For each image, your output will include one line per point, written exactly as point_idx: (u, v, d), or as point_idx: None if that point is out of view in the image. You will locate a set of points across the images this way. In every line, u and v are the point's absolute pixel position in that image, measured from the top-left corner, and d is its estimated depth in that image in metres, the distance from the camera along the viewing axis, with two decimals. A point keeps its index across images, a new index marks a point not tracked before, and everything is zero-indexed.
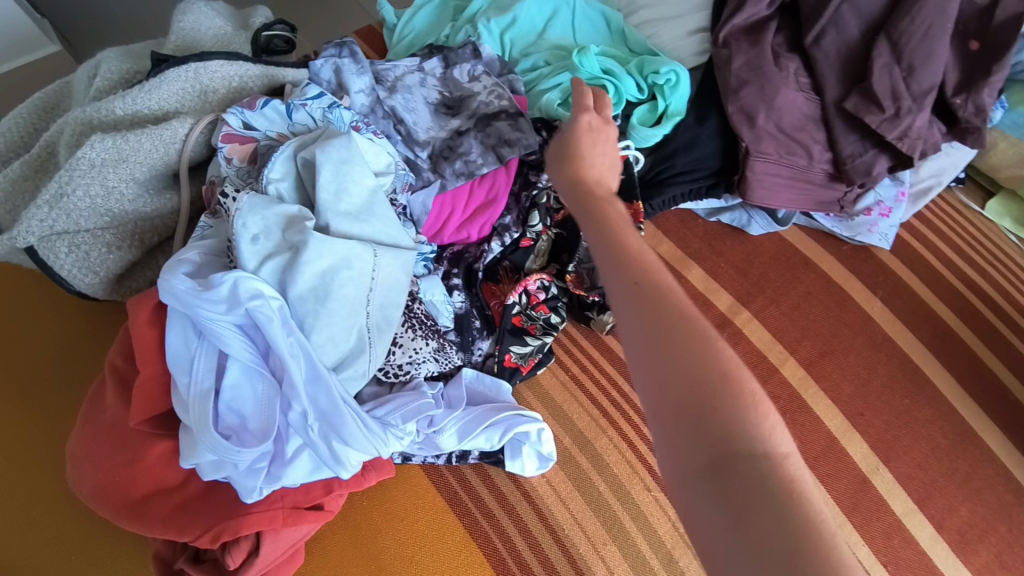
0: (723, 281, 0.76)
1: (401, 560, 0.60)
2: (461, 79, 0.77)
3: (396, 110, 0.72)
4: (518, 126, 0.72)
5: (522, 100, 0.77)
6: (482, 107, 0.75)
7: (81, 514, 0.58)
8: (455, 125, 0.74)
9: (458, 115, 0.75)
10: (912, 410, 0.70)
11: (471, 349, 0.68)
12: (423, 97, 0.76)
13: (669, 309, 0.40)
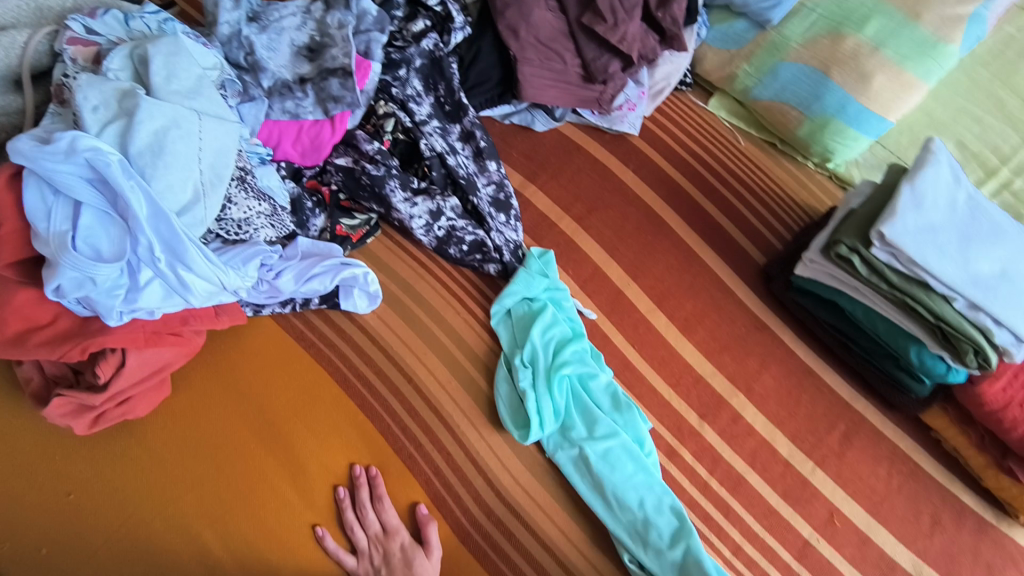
0: (515, 166, 0.98)
1: (257, 382, 0.76)
2: (331, 24, 0.83)
3: (254, 44, 0.80)
4: (347, 86, 0.81)
5: (366, 76, 0.83)
6: (328, 60, 0.81)
7: None
8: (303, 71, 0.82)
9: (310, 61, 0.82)
10: (652, 243, 0.95)
11: (307, 226, 0.84)
12: (291, 38, 0.83)
13: None
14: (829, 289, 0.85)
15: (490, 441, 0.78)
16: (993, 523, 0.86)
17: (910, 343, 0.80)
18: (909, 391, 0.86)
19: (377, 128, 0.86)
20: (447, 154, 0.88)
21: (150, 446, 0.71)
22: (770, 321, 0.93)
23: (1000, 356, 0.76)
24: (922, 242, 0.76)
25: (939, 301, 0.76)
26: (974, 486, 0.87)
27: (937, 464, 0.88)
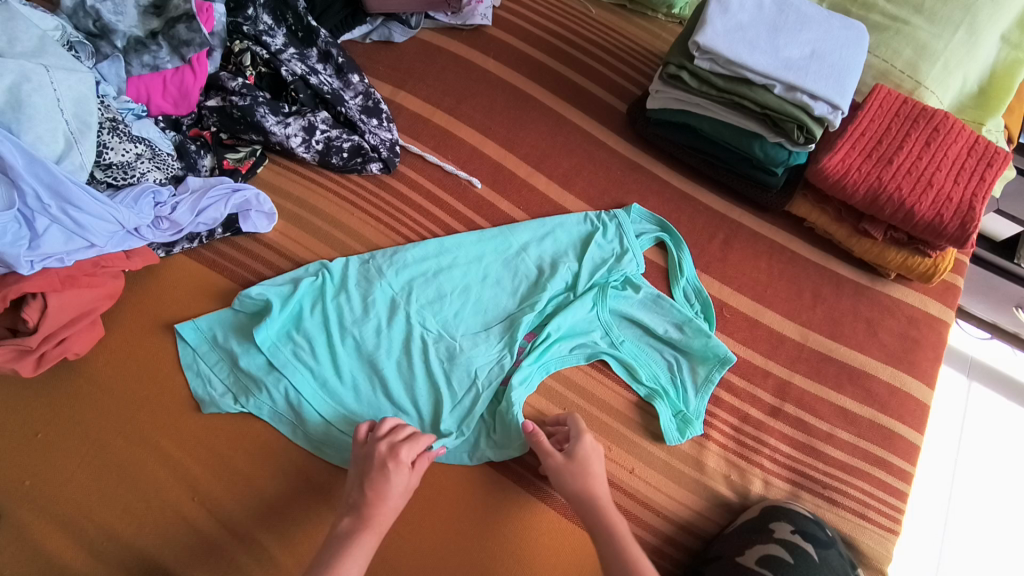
0: (382, 78, 1.06)
1: (182, 309, 0.85)
2: None
3: (99, 10, 0.85)
4: (193, 27, 0.87)
5: (210, 19, 0.90)
6: (172, 10, 0.88)
7: None
8: (152, 26, 0.88)
9: (157, 17, 0.88)
10: (521, 115, 1.03)
11: (197, 167, 0.91)
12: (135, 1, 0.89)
13: None
14: (677, 113, 0.93)
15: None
16: (867, 284, 0.95)
17: (751, 140, 0.88)
18: (767, 187, 0.95)
19: (239, 64, 0.96)
20: (308, 75, 0.96)
21: (94, 379, 0.79)
22: (642, 160, 1.02)
23: (823, 127, 0.84)
24: (733, 40, 0.83)
25: (761, 91, 0.84)
26: (848, 260, 0.97)
27: (811, 248, 0.98)
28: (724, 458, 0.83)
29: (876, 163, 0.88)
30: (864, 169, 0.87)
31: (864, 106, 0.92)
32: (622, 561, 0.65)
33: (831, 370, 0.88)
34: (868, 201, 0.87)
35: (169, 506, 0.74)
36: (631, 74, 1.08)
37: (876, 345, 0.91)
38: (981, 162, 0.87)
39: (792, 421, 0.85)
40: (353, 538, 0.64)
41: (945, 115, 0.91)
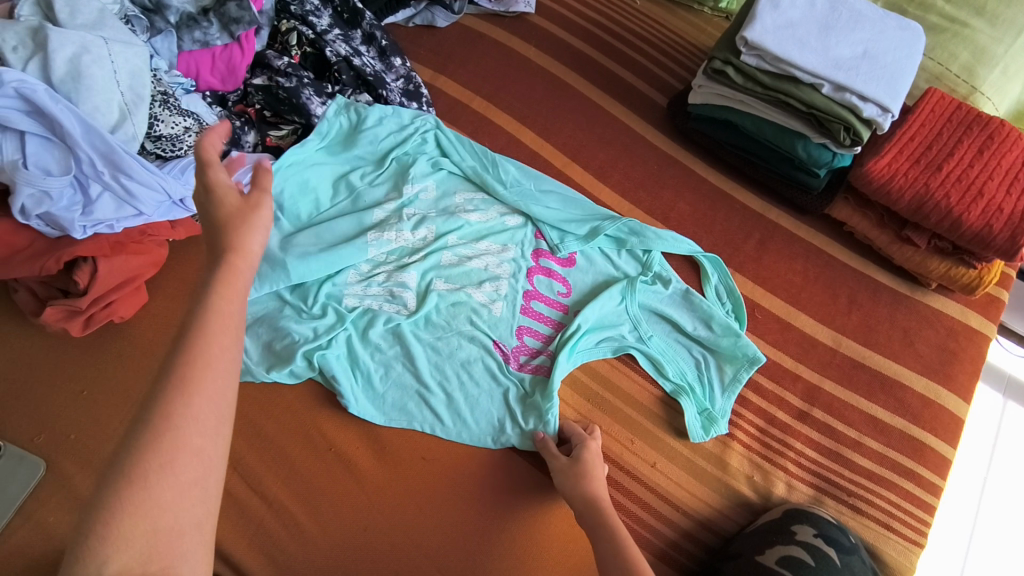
0: (423, 62, 1.06)
1: None
2: None
3: None
4: (242, 5, 0.90)
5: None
6: None
7: None
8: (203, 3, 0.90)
9: None
10: (560, 105, 1.03)
11: (241, 143, 0.93)
12: None
13: None
14: (720, 109, 0.91)
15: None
16: (906, 292, 0.93)
17: (796, 139, 0.87)
18: (808, 189, 0.93)
19: (285, 44, 0.97)
20: (352, 56, 0.98)
21: (138, 343, 0.83)
22: (680, 155, 1.01)
23: (870, 129, 0.82)
24: (782, 37, 0.82)
25: (809, 90, 0.82)
26: (888, 267, 0.95)
27: (850, 253, 0.96)
28: (748, 459, 0.83)
29: (924, 169, 0.85)
30: (911, 175, 0.85)
31: (915, 110, 0.90)
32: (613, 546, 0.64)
33: (863, 377, 0.87)
34: (913, 207, 0.85)
35: None
36: (673, 67, 1.07)
37: (912, 355, 0.89)
38: None
39: (819, 426, 0.84)
40: (214, 267, 0.47)
41: (1001, 124, 0.88)
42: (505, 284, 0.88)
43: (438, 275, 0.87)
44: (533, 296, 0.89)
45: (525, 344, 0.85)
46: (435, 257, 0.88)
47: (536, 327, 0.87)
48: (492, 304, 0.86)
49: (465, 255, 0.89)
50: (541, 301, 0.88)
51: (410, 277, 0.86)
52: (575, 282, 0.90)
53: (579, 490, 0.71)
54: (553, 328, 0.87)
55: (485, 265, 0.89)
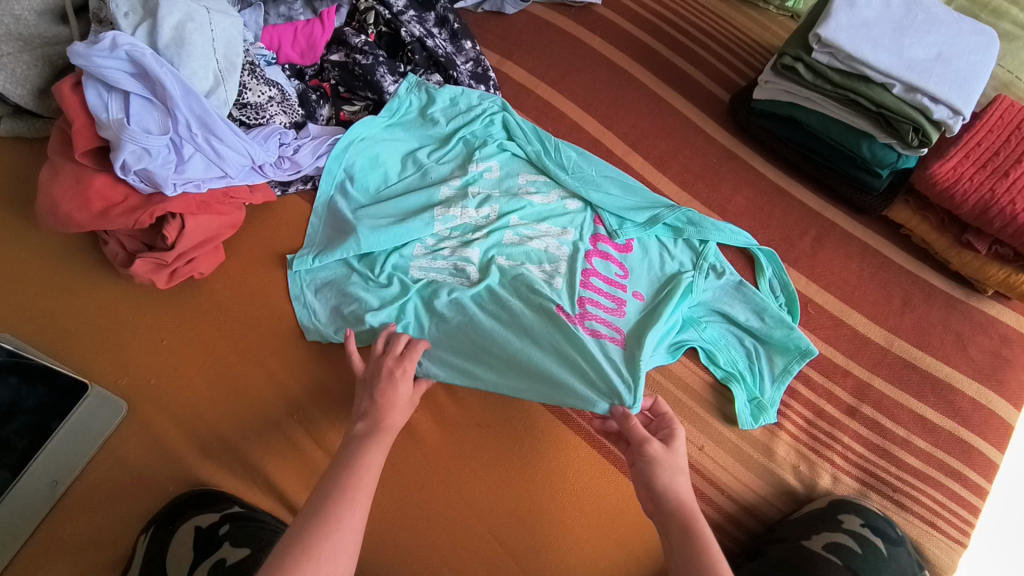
0: (490, 47, 1.09)
1: (294, 245, 0.92)
2: None
3: None
4: None
5: None
6: None
7: (65, 258, 0.88)
8: None
9: None
10: (623, 95, 1.05)
11: (315, 115, 0.97)
12: None
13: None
14: (784, 106, 0.92)
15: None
16: (961, 297, 0.93)
17: (861, 139, 0.87)
18: (869, 189, 0.94)
19: (362, 23, 1.01)
20: (425, 37, 1.01)
21: (214, 299, 0.87)
22: (739, 150, 1.02)
23: (939, 131, 0.82)
24: (856, 36, 0.83)
25: (878, 90, 0.83)
26: (944, 271, 0.95)
27: (906, 255, 0.96)
28: (794, 448, 0.84)
29: (991, 175, 0.85)
30: (977, 179, 0.85)
31: (983, 115, 0.90)
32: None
33: (914, 378, 0.88)
34: (977, 212, 0.85)
35: (272, 420, 0.81)
36: (736, 63, 1.08)
37: (964, 359, 0.89)
38: None
39: (867, 422, 0.85)
40: (370, 439, 0.64)
41: None
42: (565, 264, 0.89)
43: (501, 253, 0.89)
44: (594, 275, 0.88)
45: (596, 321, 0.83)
46: (495, 234, 0.90)
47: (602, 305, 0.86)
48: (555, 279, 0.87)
49: (526, 235, 0.91)
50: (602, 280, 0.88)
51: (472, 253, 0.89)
52: (636, 269, 0.91)
53: (664, 502, 0.63)
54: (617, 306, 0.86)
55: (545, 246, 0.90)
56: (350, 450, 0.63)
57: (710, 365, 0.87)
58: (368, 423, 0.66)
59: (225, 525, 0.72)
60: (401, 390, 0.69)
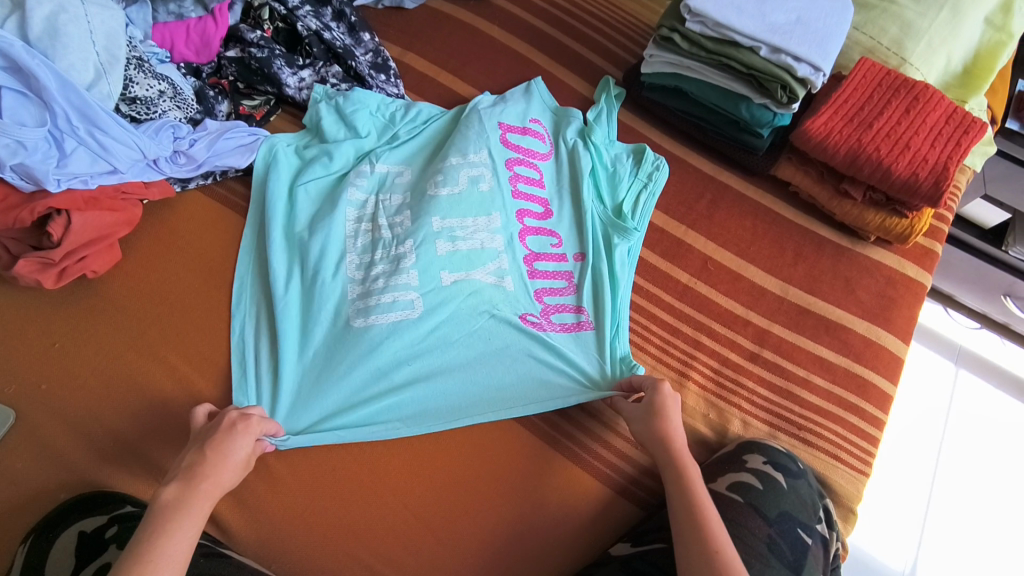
0: (391, 40, 1.11)
1: (195, 238, 0.90)
2: None
3: None
4: None
5: None
6: None
7: None
8: None
9: None
10: (523, 78, 1.09)
11: (214, 111, 0.97)
12: None
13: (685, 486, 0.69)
14: (669, 76, 0.98)
15: None
16: (847, 246, 0.99)
17: (738, 101, 0.93)
18: (753, 149, 0.99)
19: (257, 18, 1.01)
20: (322, 31, 1.02)
21: (110, 298, 0.84)
22: (636, 125, 1.07)
23: (806, 88, 0.88)
24: (722, 5, 0.88)
25: (747, 53, 0.89)
26: (830, 223, 1.01)
27: (796, 211, 1.02)
28: (703, 398, 0.87)
29: (857, 126, 0.92)
30: (844, 132, 0.92)
31: (849, 76, 0.98)
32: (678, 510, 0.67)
33: (809, 322, 0.92)
34: (848, 161, 0.92)
35: (172, 416, 0.78)
36: (628, 43, 1.14)
37: (853, 302, 0.95)
38: (957, 131, 0.92)
39: (768, 366, 0.89)
40: (183, 501, 0.61)
41: (924, 87, 0.96)
42: (506, 259, 0.88)
43: (455, 312, 0.83)
44: (551, 312, 0.87)
45: (557, 319, 0.87)
46: (424, 308, 0.82)
47: (538, 229, 0.93)
48: (484, 184, 0.91)
49: (459, 238, 0.87)
50: (543, 261, 0.91)
51: (408, 246, 0.85)
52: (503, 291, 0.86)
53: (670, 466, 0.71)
54: (568, 283, 0.90)
55: (480, 243, 0.87)
56: (156, 516, 0.60)
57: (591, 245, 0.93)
58: (177, 487, 0.63)
59: (112, 527, 0.68)
60: (238, 445, 0.67)
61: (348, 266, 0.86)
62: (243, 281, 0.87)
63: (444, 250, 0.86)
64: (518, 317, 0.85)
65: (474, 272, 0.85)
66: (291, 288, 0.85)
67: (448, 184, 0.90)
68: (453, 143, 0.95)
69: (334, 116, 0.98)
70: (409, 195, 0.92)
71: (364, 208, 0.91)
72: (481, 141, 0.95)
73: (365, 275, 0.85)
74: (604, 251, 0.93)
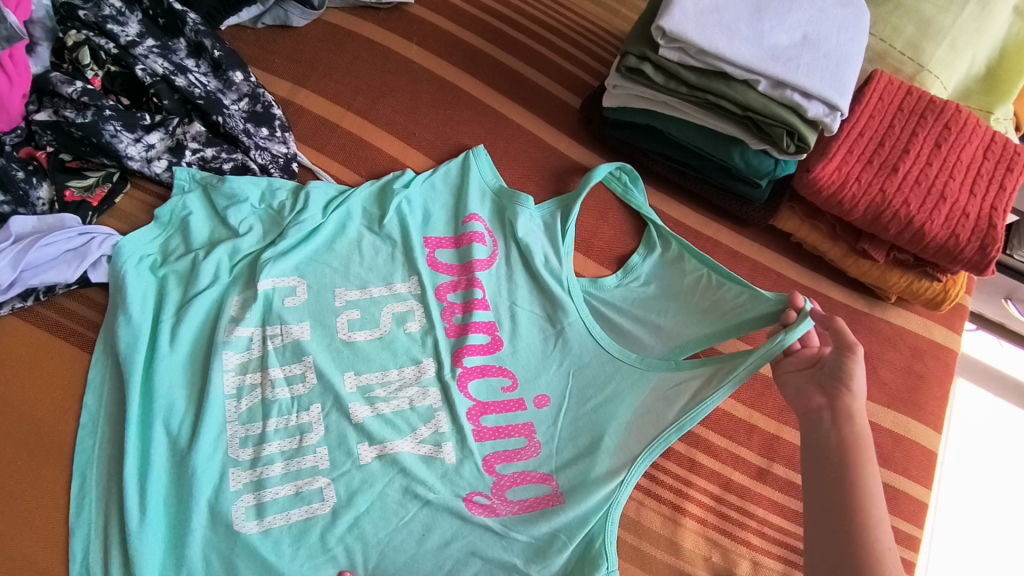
0: (277, 72, 0.85)
1: (10, 390, 0.65)
2: None
3: None
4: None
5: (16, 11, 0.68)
6: None
7: None
8: None
9: None
10: (454, 116, 0.85)
11: (29, 202, 0.70)
12: None
13: (849, 454, 0.59)
14: (639, 114, 0.75)
15: (302, 375, 0.67)
16: (864, 310, 0.81)
17: (731, 147, 0.72)
18: (749, 199, 0.79)
19: (76, 60, 0.74)
20: (172, 74, 0.76)
21: None
22: (600, 167, 0.85)
23: (817, 131, 0.68)
24: (706, 25, 0.66)
25: (741, 88, 0.67)
26: (840, 280, 0.83)
27: (800, 269, 0.83)
28: (704, 537, 0.68)
29: (878, 171, 0.72)
30: (863, 180, 0.72)
31: (859, 97, 0.77)
32: (828, 475, 0.59)
33: None
34: (868, 218, 0.72)
35: None
36: (583, 60, 0.91)
37: (876, 385, 0.77)
38: (998, 167, 0.74)
39: (780, 485, 0.72)
40: None
41: (956, 109, 0.76)
42: (445, 418, 0.68)
43: (380, 504, 0.64)
44: (505, 486, 0.66)
45: (517, 493, 0.66)
46: (338, 500, 0.63)
47: (485, 365, 0.71)
48: (412, 325, 0.72)
49: (376, 400, 0.68)
50: (492, 414, 0.69)
51: (315, 413, 0.66)
52: (441, 469, 0.66)
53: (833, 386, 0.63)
54: (528, 441, 0.69)
55: (408, 402, 0.68)
56: None
57: (554, 368, 0.72)
58: None
59: None
60: None
61: (232, 450, 0.64)
62: (84, 478, 0.63)
63: (361, 420, 0.66)
64: (460, 502, 0.64)
65: (400, 443, 0.66)
66: (148, 484, 0.61)
67: (364, 326, 0.71)
68: (364, 260, 0.74)
69: (204, 214, 0.74)
70: (308, 329, 0.69)
71: (248, 353, 0.68)
72: (403, 259, 0.75)
73: (255, 459, 0.64)
74: (573, 382, 0.72)
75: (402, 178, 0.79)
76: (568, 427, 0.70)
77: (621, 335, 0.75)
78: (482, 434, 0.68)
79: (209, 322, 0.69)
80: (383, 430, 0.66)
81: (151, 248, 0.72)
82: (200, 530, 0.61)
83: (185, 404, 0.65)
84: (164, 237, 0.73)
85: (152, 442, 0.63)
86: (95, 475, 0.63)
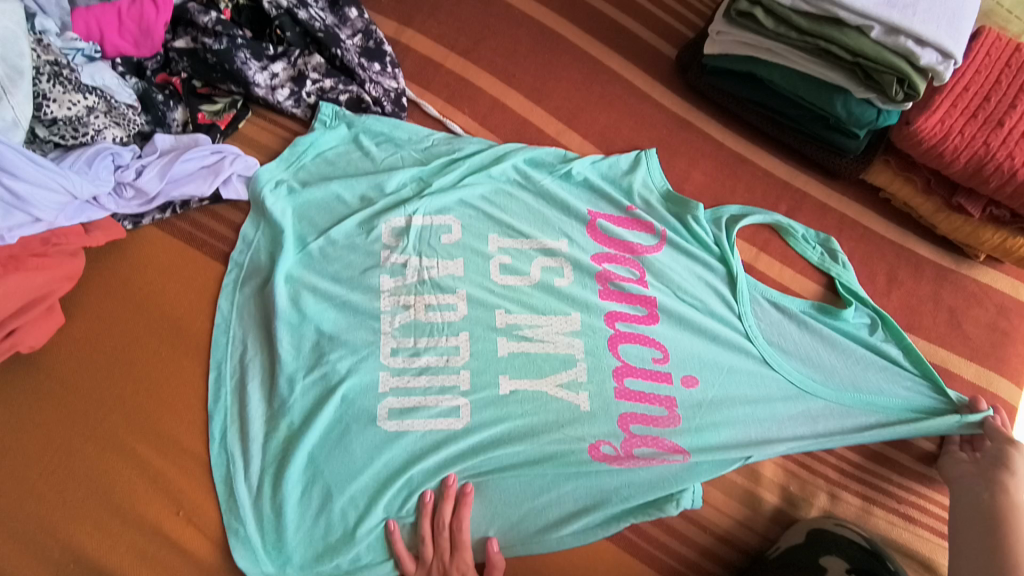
0: (384, 12, 0.89)
1: (154, 291, 0.72)
2: None
3: None
4: None
5: None
6: None
7: None
8: None
9: None
10: (552, 60, 0.87)
11: (166, 122, 0.76)
12: None
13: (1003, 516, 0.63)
14: (742, 60, 0.77)
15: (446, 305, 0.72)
16: (951, 267, 0.82)
17: (835, 95, 0.74)
18: (845, 150, 0.80)
19: None
20: (296, 8, 0.80)
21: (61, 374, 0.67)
22: (692, 116, 0.87)
23: (927, 79, 0.69)
24: None
25: (854, 34, 0.68)
26: (928, 238, 0.84)
27: (889, 225, 0.84)
28: (783, 467, 0.72)
29: (983, 125, 0.73)
30: (967, 133, 0.72)
31: (968, 51, 0.76)
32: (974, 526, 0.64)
33: None
34: (969, 171, 0.73)
35: (149, 524, 0.62)
36: (679, 11, 0.92)
37: (959, 338, 0.79)
38: None
39: None
40: None
41: None
42: (585, 368, 0.71)
43: (511, 426, 0.68)
44: (630, 420, 0.70)
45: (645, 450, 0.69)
46: (471, 421, 0.68)
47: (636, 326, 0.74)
48: (562, 280, 0.75)
49: (524, 338, 0.72)
50: (638, 378, 0.71)
51: (462, 338, 0.71)
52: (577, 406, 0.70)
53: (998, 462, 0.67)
54: (669, 412, 0.70)
55: (552, 347, 0.72)
56: None
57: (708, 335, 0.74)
58: None
59: None
60: None
61: (385, 356, 0.69)
62: (219, 371, 0.69)
63: (508, 354, 0.71)
64: (562, 414, 0.69)
65: (540, 384, 0.70)
66: (283, 379, 0.68)
67: (514, 272, 0.75)
68: (515, 215, 0.78)
69: (340, 151, 0.79)
70: (461, 267, 0.74)
71: (400, 278, 0.73)
72: (558, 222, 0.78)
73: (409, 366, 0.69)
74: (721, 343, 0.74)
75: (563, 155, 0.81)
76: (717, 383, 0.72)
77: (775, 327, 0.76)
78: (636, 396, 0.71)
79: (350, 244, 0.74)
80: (527, 368, 0.71)
81: (284, 175, 0.77)
82: (331, 424, 0.67)
83: (334, 315, 0.71)
84: (293, 165, 0.78)
85: (298, 347, 0.69)
86: (234, 369, 0.69)
